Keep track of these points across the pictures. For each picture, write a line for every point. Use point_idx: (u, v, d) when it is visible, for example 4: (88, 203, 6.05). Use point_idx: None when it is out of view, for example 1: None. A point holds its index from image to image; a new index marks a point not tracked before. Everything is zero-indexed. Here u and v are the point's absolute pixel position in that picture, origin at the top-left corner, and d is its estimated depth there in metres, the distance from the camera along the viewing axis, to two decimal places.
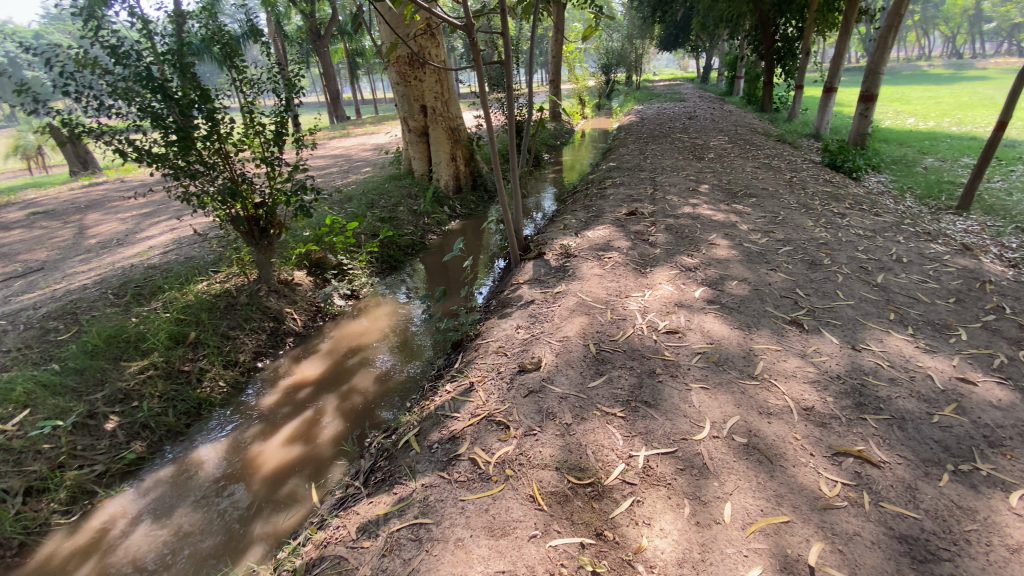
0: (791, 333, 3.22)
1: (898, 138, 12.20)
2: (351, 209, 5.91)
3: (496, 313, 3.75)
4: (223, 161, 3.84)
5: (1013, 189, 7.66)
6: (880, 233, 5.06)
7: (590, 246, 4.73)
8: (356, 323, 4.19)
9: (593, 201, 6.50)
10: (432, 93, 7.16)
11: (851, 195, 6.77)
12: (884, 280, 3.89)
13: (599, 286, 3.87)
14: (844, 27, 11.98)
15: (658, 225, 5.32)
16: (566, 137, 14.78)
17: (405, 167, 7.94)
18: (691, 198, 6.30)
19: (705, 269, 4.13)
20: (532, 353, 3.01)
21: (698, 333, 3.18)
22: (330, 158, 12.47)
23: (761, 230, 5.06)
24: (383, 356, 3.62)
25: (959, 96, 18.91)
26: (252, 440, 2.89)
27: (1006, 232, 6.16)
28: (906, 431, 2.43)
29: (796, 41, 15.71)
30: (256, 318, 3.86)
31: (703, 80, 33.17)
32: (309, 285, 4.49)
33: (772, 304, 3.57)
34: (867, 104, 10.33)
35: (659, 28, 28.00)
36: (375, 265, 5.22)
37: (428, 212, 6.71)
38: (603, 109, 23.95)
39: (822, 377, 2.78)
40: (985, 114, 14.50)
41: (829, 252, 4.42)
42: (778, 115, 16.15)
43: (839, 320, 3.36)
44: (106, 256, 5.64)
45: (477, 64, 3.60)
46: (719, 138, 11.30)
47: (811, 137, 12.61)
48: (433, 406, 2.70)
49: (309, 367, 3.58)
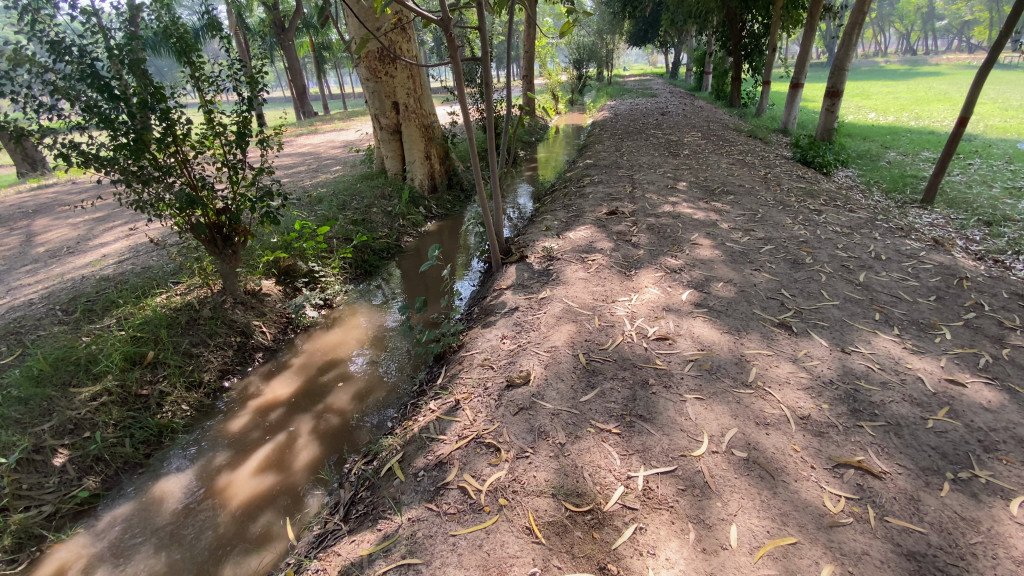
0: (781, 336, 3.17)
1: (862, 133, 12.50)
2: (322, 212, 5.66)
3: (479, 322, 3.60)
4: (181, 165, 3.59)
5: (973, 182, 7.90)
6: (856, 229, 5.10)
7: (573, 247, 4.62)
8: (330, 335, 3.97)
9: (572, 201, 6.40)
10: (404, 89, 6.92)
11: (824, 190, 6.85)
12: (866, 278, 3.90)
13: (584, 291, 3.75)
14: (809, 24, 12.17)
15: (640, 224, 5.25)
16: (540, 133, 14.67)
17: (377, 166, 7.67)
18: (670, 196, 6.26)
19: (690, 271, 4.07)
20: (520, 366, 2.87)
21: (689, 339, 3.10)
22: (298, 157, 12.05)
23: (741, 229, 5.04)
24: (360, 370, 3.42)
25: (915, 91, 19.59)
26: (219, 469, 2.67)
27: (970, 225, 6.32)
28: (903, 437, 2.39)
29: (763, 38, 15.96)
30: (221, 334, 3.62)
31: (672, 76, 33.56)
32: (278, 295, 4.25)
33: (760, 306, 3.52)
34: (834, 99, 10.52)
35: (628, 24, 28.15)
36: (348, 271, 4.99)
37: (403, 214, 6.49)
38: (575, 104, 23.96)
39: (816, 382, 2.73)
40: (941, 109, 15.01)
41: (810, 251, 4.42)
42: (747, 110, 16.40)
43: (826, 321, 3.33)
44: (55, 266, 5.24)
45: (455, 60, 3.41)
46: (692, 134, 11.36)
47: (780, 132, 12.81)
48: (417, 427, 2.54)
49: (281, 384, 3.35)
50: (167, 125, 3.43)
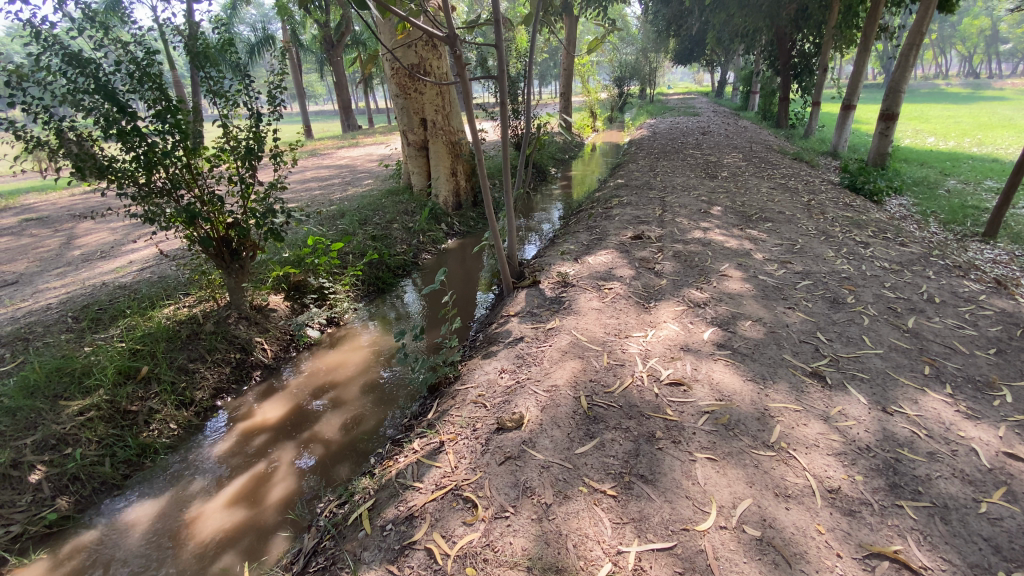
0: (812, 389, 2.82)
1: (919, 158, 11.74)
2: (341, 227, 5.62)
3: (481, 350, 3.40)
4: (193, 179, 3.55)
5: None
6: (908, 266, 4.64)
7: (590, 274, 4.37)
8: (331, 355, 3.86)
9: (597, 222, 6.16)
10: (432, 106, 6.90)
11: (873, 220, 6.36)
12: (916, 324, 3.48)
13: (595, 324, 3.50)
14: (864, 44, 11.58)
15: (665, 251, 4.95)
16: (575, 151, 14.52)
17: (404, 181, 7.64)
18: (702, 221, 5.93)
19: (715, 306, 3.75)
20: (514, 406, 2.65)
21: (706, 386, 2.80)
22: (335, 169, 12.28)
23: (776, 260, 4.67)
24: (354, 397, 3.27)
25: (978, 115, 18.44)
26: (193, 497, 2.56)
27: None
28: (951, 524, 2.02)
29: (814, 57, 15.36)
30: (221, 349, 3.56)
31: (717, 95, 32.95)
32: (285, 311, 4.18)
33: (790, 350, 3.18)
34: (888, 122, 9.90)
35: (673, 43, 27.86)
36: (360, 288, 4.91)
37: (424, 230, 6.40)
38: (615, 122, 23.76)
39: (849, 449, 2.38)
40: (1008, 135, 13.99)
41: (852, 289, 4.02)
42: (793, 132, 15.75)
43: (866, 374, 2.95)
44: (84, 271, 5.38)
45: (463, 79, 3.26)
46: (732, 156, 10.93)
47: (827, 155, 12.19)
48: (395, 470, 2.36)
49: (273, 406, 3.25)
50: (180, 139, 3.43)
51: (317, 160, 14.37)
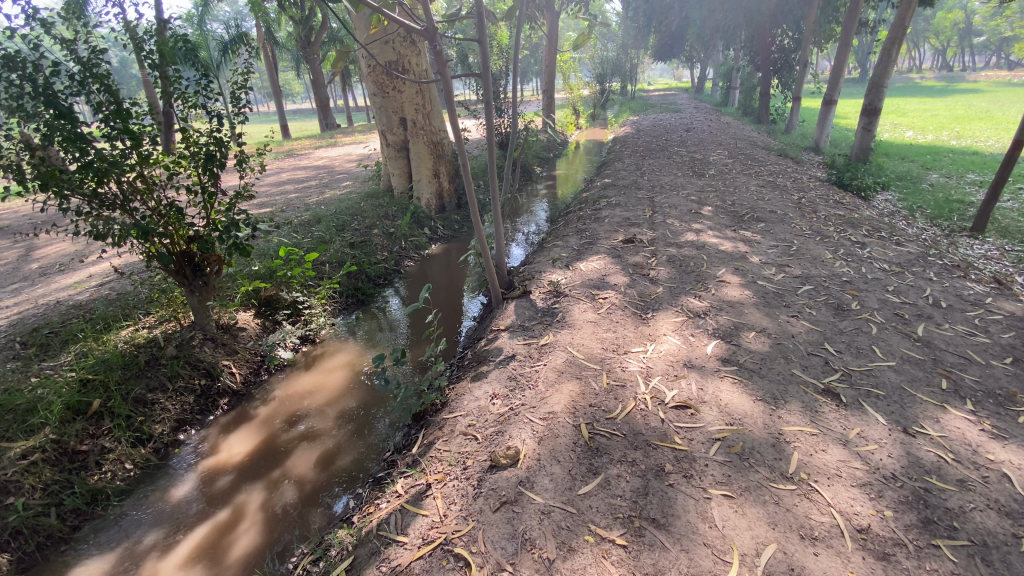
0: (826, 408, 2.63)
1: (900, 152, 11.79)
2: (318, 234, 5.30)
3: (470, 370, 3.14)
4: (147, 189, 3.22)
5: None
6: (907, 267, 4.51)
7: (583, 282, 4.15)
8: (305, 377, 3.59)
9: (586, 225, 5.94)
10: (412, 104, 6.60)
11: (865, 218, 6.24)
12: (926, 331, 3.33)
13: (592, 338, 3.27)
14: (844, 39, 11.57)
15: (659, 255, 4.75)
16: (559, 149, 14.31)
17: (384, 184, 7.31)
18: (694, 222, 5.75)
19: (716, 316, 3.55)
20: (508, 439, 2.40)
21: (715, 409, 2.59)
22: (313, 170, 11.86)
23: (774, 264, 4.50)
24: (329, 428, 3.03)
25: (953, 109, 18.67)
26: (146, 553, 2.30)
27: None
28: (993, 566, 1.84)
29: (795, 52, 15.26)
30: (184, 376, 3.24)
31: (698, 91, 33.05)
32: (256, 329, 3.87)
33: (800, 365, 2.99)
34: (871, 117, 9.86)
35: (654, 39, 27.83)
36: (337, 301, 4.61)
37: (406, 235, 6.12)
38: (598, 119, 23.65)
39: (874, 479, 2.19)
40: (983, 128, 14.15)
41: (855, 293, 3.87)
42: (776, 127, 15.73)
43: (882, 390, 2.77)
44: (39, 286, 4.96)
45: (443, 76, 2.97)
46: (718, 152, 10.82)
47: (811, 150, 12.17)
48: (376, 519, 2.10)
49: (240, 440, 3.00)
50: (133, 146, 3.09)
51: (294, 161, 13.90)
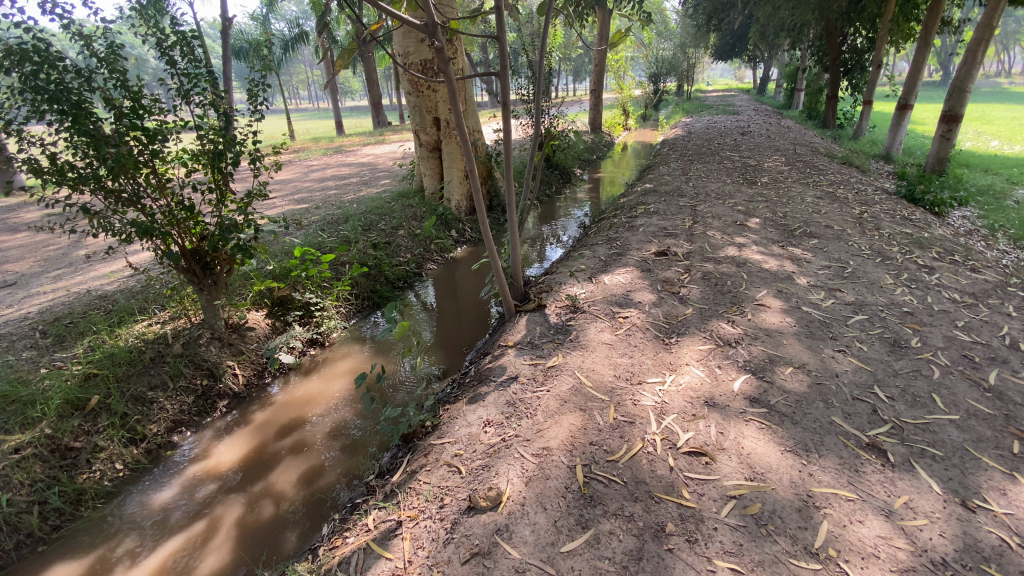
0: (868, 468, 2.25)
1: (983, 163, 10.66)
2: (343, 233, 5.27)
3: (469, 390, 2.94)
4: (160, 186, 3.22)
5: None
6: (982, 298, 3.94)
7: (604, 298, 3.86)
8: (308, 383, 3.51)
9: (618, 234, 5.61)
10: (446, 104, 6.47)
11: (936, 238, 5.59)
12: (999, 379, 2.83)
13: (604, 364, 3.00)
14: (923, 38, 10.54)
15: (693, 271, 4.38)
16: (604, 150, 13.88)
17: (416, 183, 7.24)
18: (737, 235, 5.31)
19: (749, 345, 3.18)
20: (494, 476, 2.18)
21: (734, 459, 2.27)
22: (357, 166, 12.00)
23: (823, 287, 4.05)
24: (320, 439, 2.92)
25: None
26: (117, 561, 2.25)
27: None
28: None
29: (867, 53, 14.13)
30: (186, 376, 3.23)
31: (759, 92, 31.46)
32: (265, 330, 3.83)
33: (841, 411, 2.60)
34: (950, 124, 8.92)
35: (714, 38, 26.74)
36: (352, 303, 4.53)
37: (433, 238, 6.00)
38: (649, 120, 22.91)
39: (920, 564, 1.82)
40: None
41: (916, 328, 3.39)
42: (842, 132, 14.65)
43: (940, 449, 2.35)
44: (79, 274, 5.12)
45: (450, 77, 2.75)
46: (774, 158, 10.14)
47: (879, 158, 11.22)
48: (339, 556, 1.95)
49: (230, 446, 2.94)
50: (146, 141, 3.09)
51: (341, 157, 14.20)
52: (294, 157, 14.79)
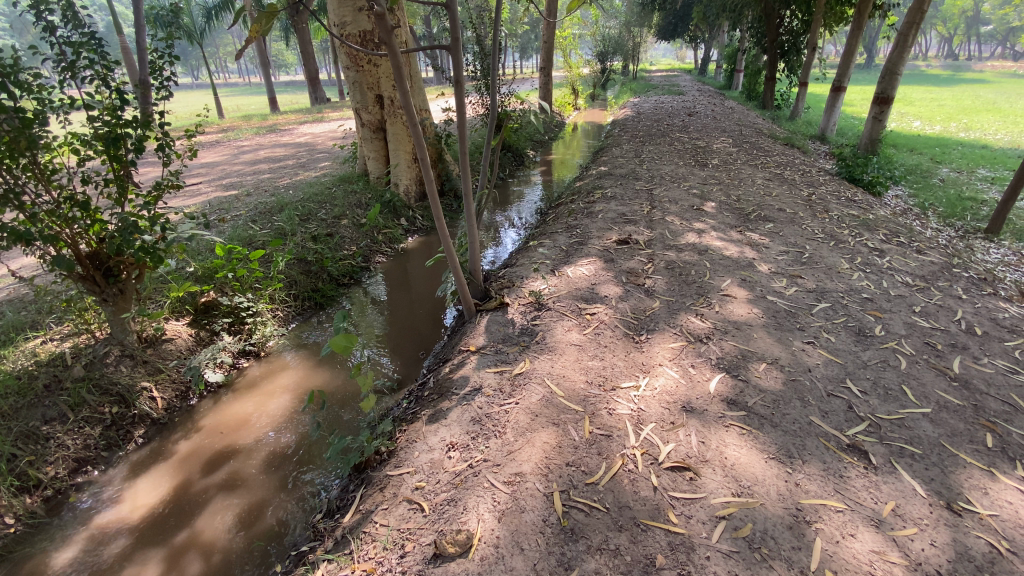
0: (852, 472, 2.16)
1: (909, 143, 11.25)
2: (277, 225, 4.76)
3: (428, 404, 2.65)
4: (45, 177, 2.68)
5: None
6: (931, 281, 4.04)
7: (569, 293, 3.65)
8: (239, 405, 3.11)
9: (578, 221, 5.41)
10: (389, 80, 5.98)
11: (880, 219, 5.75)
12: (963, 368, 2.85)
13: (575, 369, 2.79)
14: (856, 21, 10.86)
15: (656, 261, 4.24)
16: (555, 131, 13.63)
17: (359, 167, 6.71)
18: (696, 221, 5.23)
19: (720, 341, 3.06)
20: (462, 513, 1.92)
21: (718, 472, 2.12)
22: (293, 148, 11.16)
23: (784, 274, 4.02)
24: (256, 472, 2.57)
25: (960, 98, 18.07)
26: None
27: None
28: None
29: (803, 35, 14.47)
30: (91, 404, 2.75)
31: (701, 73, 32.07)
32: (187, 342, 3.36)
33: (819, 410, 2.52)
34: (882, 106, 9.28)
35: (658, 17, 26.88)
36: (290, 305, 4.09)
37: (380, 227, 5.57)
38: (597, 100, 22.80)
39: None
40: (993, 119, 13.62)
41: (878, 315, 3.40)
42: (780, 114, 15.10)
43: (917, 446, 2.31)
44: None
45: (393, 51, 2.36)
46: (721, 140, 10.25)
47: (816, 139, 11.61)
48: None
49: (147, 486, 2.53)
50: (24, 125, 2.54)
51: (275, 138, 13.16)
52: (221, 137, 13.58)
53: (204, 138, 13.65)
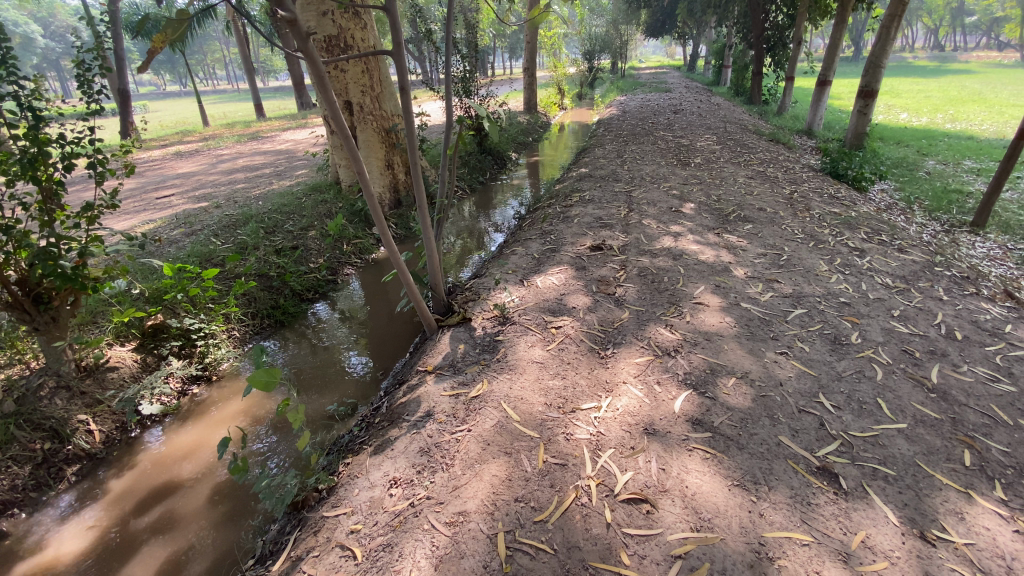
0: (821, 499, 2.03)
1: (895, 136, 11.17)
2: (239, 238, 4.61)
3: (377, 434, 2.49)
4: None
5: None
6: (912, 281, 3.91)
7: (536, 305, 3.50)
8: (184, 435, 2.98)
9: (553, 226, 5.27)
10: (357, 86, 5.83)
11: (863, 216, 5.63)
12: (942, 377, 2.71)
13: (534, 390, 2.63)
14: (840, 15, 10.76)
15: (629, 268, 4.11)
16: (539, 132, 13.50)
17: (331, 175, 6.56)
18: (673, 223, 5.10)
19: (688, 354, 2.92)
20: (396, 560, 1.77)
21: (677, 504, 1.98)
22: (271, 156, 10.98)
23: (760, 278, 3.89)
24: (193, 510, 2.45)
25: (948, 89, 18.05)
26: None
27: None
28: None
29: (788, 30, 14.39)
30: (20, 440, 2.59)
31: (690, 69, 32.00)
32: (132, 369, 3.21)
33: (789, 429, 2.38)
34: (867, 99, 9.18)
35: (645, 14, 26.79)
36: (246, 325, 3.93)
37: (349, 238, 5.41)
38: (584, 98, 22.63)
39: None
40: (979, 110, 13.60)
41: (855, 321, 3.27)
42: (767, 109, 15.01)
43: (891, 468, 2.17)
44: None
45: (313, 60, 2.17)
46: (706, 137, 10.14)
47: (802, 134, 11.52)
48: None
49: (77, 529, 2.40)
50: None
51: (256, 145, 12.97)
52: (202, 146, 13.39)
53: (184, 148, 13.45)
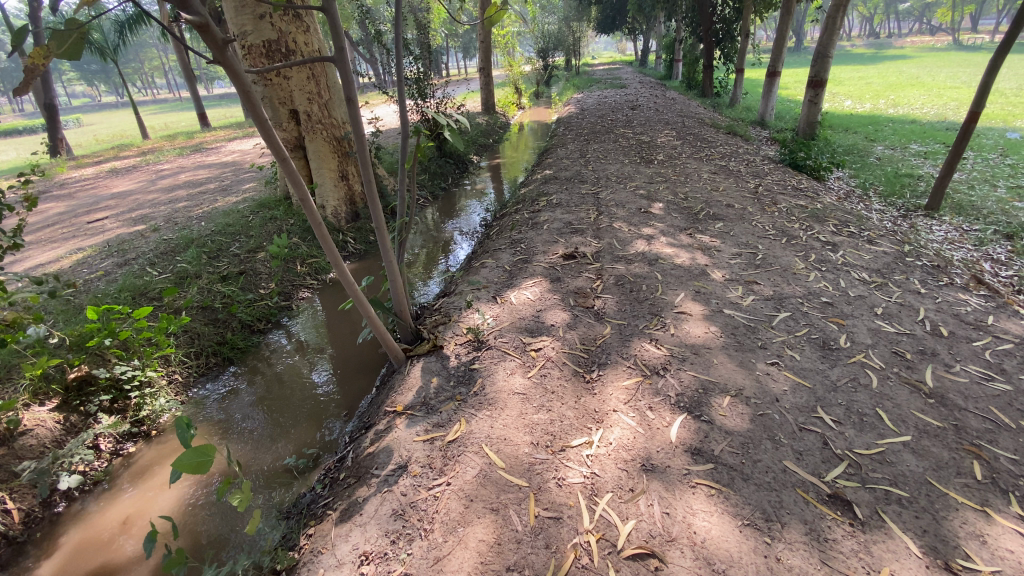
0: (838, 533, 1.87)
1: (843, 123, 11.49)
2: (178, 267, 4.18)
3: (343, 495, 2.18)
4: None
5: (975, 183, 6.91)
6: (888, 274, 3.87)
7: (512, 326, 3.25)
8: (118, 508, 2.59)
9: (521, 234, 5.03)
10: (303, 93, 5.44)
11: (828, 207, 5.65)
12: (937, 380, 2.62)
13: (518, 427, 2.39)
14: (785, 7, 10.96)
15: (605, 276, 3.92)
16: (499, 132, 13.26)
17: (280, 190, 6.12)
18: (644, 225, 4.95)
19: (678, 372, 2.73)
20: None
21: (687, 555, 1.78)
22: (215, 169, 10.32)
23: (739, 280, 3.77)
24: None
25: (886, 75, 18.84)
26: None
27: (990, 240, 5.26)
28: None
29: (735, 22, 14.64)
30: None
31: (642, 64, 32.41)
32: (56, 430, 2.77)
33: (793, 452, 2.22)
34: (816, 88, 9.35)
35: (596, 10, 26.92)
36: (190, 367, 3.53)
37: (303, 257, 5.01)
38: (540, 96, 22.50)
39: None
40: (917, 94, 14.19)
41: (841, 322, 3.17)
42: (720, 101, 15.24)
43: (904, 489, 2.03)
44: None
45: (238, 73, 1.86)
46: (665, 132, 10.13)
47: (756, 125, 11.70)
48: None
49: None
50: None
51: (200, 158, 12.20)
52: (139, 161, 12.51)
53: (120, 164, 12.53)
